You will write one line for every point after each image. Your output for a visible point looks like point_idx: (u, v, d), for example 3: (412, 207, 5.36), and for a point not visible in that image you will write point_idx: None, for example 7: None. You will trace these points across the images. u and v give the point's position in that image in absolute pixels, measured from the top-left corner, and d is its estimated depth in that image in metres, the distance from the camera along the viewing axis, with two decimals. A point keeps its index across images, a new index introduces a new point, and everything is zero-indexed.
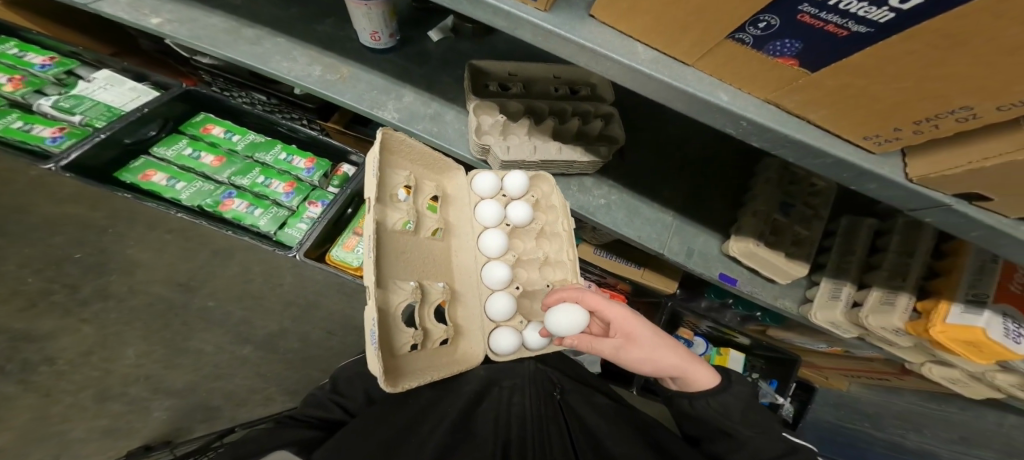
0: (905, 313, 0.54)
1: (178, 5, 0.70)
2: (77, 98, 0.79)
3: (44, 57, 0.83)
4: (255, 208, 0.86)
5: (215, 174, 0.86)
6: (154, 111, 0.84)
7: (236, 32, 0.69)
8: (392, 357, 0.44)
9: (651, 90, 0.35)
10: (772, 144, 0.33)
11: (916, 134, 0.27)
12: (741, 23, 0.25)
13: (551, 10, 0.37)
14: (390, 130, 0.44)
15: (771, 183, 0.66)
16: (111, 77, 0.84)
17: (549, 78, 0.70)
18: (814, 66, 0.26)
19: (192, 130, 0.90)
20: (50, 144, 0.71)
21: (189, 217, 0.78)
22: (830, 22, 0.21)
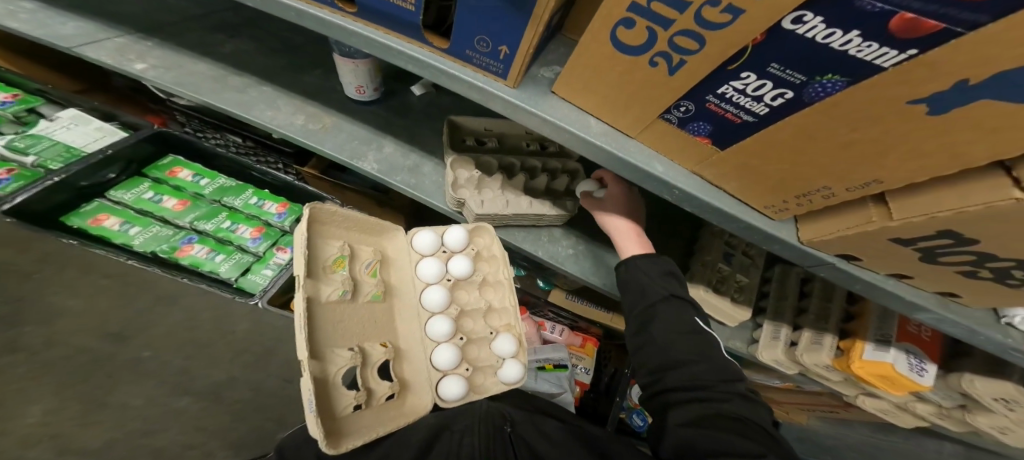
0: (831, 351, 0.61)
1: (164, 51, 0.73)
2: (35, 138, 0.75)
3: (7, 94, 0.80)
4: (217, 254, 0.81)
5: (177, 219, 0.81)
6: (120, 154, 0.79)
7: (222, 80, 0.72)
8: (331, 419, 0.47)
9: (602, 158, 0.40)
10: (700, 208, 0.39)
11: (799, 206, 0.34)
12: (668, 105, 0.32)
13: (519, 86, 0.43)
14: (318, 205, 0.48)
15: (717, 235, 0.73)
16: (79, 117, 0.81)
17: (521, 134, 0.78)
18: (722, 144, 0.33)
19: (157, 173, 0.87)
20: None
21: (141, 264, 0.72)
22: (729, 111, 0.29)
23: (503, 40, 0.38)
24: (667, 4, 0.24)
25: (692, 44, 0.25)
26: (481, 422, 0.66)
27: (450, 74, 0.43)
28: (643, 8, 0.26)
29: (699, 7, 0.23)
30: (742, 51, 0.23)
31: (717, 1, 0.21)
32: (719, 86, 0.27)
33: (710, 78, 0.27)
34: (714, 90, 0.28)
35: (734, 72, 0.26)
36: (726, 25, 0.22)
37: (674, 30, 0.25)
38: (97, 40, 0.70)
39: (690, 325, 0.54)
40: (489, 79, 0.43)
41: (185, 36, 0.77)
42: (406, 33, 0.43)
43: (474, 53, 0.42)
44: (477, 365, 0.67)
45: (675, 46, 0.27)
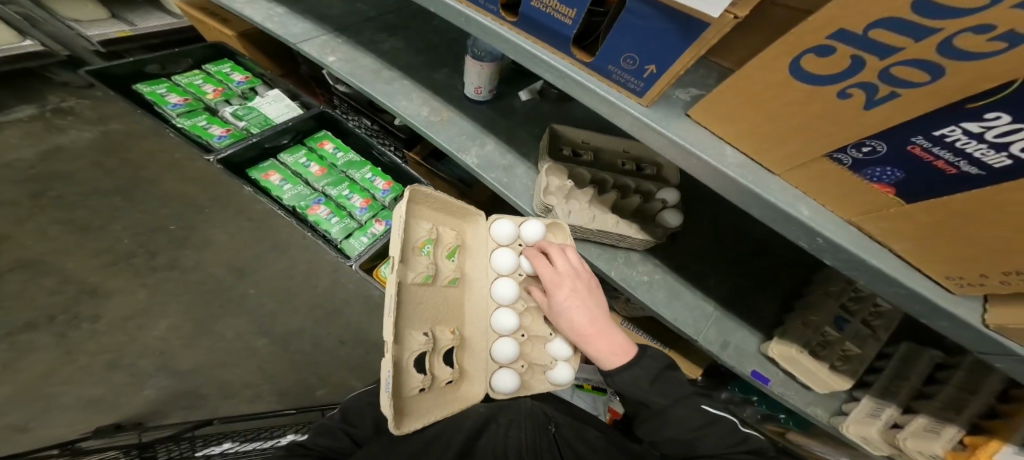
0: (948, 443, 0.52)
1: (349, 47, 0.91)
2: (249, 109, 1.05)
3: (242, 76, 1.13)
4: (334, 216, 0.95)
5: (314, 182, 0.99)
6: (294, 126, 1.03)
7: (378, 73, 0.87)
8: (401, 399, 0.51)
9: (730, 191, 0.38)
10: (845, 263, 0.34)
11: (1002, 284, 0.27)
12: (845, 143, 0.27)
13: (651, 106, 0.42)
14: (418, 187, 0.54)
15: (830, 295, 0.67)
16: (277, 96, 1.09)
17: (618, 152, 0.78)
18: (910, 197, 0.28)
19: (312, 143, 1.06)
20: (217, 141, 0.96)
21: (286, 216, 0.91)
22: (941, 157, 0.24)
23: (652, 60, 0.37)
24: (894, 30, 0.20)
25: (923, 75, 0.20)
26: (528, 417, 0.68)
27: (586, 87, 0.44)
28: (855, 35, 0.22)
29: (951, 34, 0.18)
30: (1004, 87, 0.18)
31: (991, 26, 0.16)
32: (941, 126, 0.22)
33: (934, 114, 0.22)
34: (930, 130, 0.23)
35: (974, 112, 0.20)
36: (995, 54, 0.17)
37: (895, 60, 0.21)
38: (311, 37, 0.91)
39: (702, 418, 0.51)
40: (623, 95, 0.43)
41: (362, 35, 0.95)
42: (553, 43, 0.46)
43: (615, 68, 0.42)
44: (531, 362, 0.67)
45: (890, 77, 0.22)
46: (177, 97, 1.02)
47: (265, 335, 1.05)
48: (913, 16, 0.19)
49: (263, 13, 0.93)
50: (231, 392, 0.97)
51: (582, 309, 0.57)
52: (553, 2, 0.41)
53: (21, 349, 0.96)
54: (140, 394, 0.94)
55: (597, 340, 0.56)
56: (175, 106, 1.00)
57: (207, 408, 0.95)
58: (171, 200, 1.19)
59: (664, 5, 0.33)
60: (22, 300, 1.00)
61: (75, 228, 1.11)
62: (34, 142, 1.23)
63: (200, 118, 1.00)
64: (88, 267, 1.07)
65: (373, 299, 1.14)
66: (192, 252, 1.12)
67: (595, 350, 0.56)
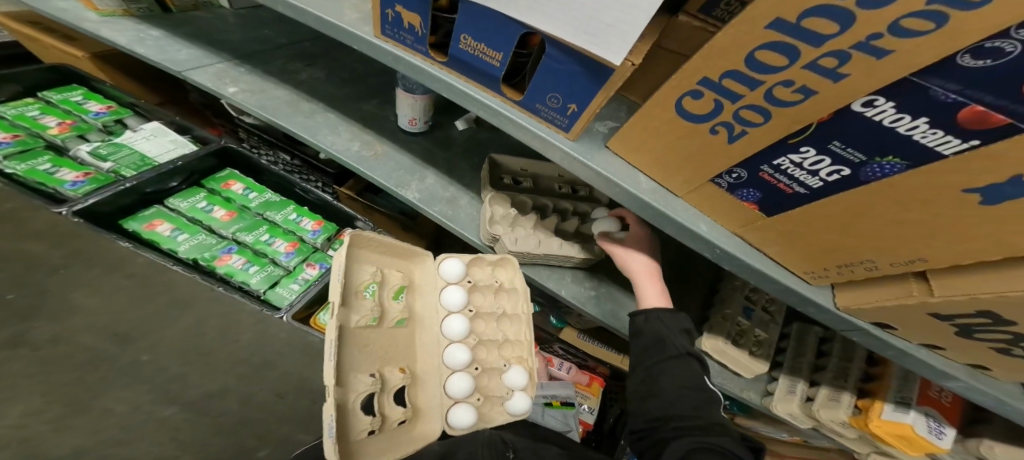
0: (848, 409, 0.63)
1: (253, 77, 0.85)
2: (117, 146, 0.88)
3: (102, 105, 0.96)
4: (251, 265, 0.86)
5: (221, 229, 0.89)
6: (186, 165, 0.91)
7: (295, 105, 0.82)
8: (346, 444, 0.47)
9: (647, 214, 0.41)
10: (740, 269, 0.38)
11: (840, 274, 0.33)
12: (718, 171, 0.32)
13: (577, 139, 0.46)
14: (359, 231, 0.52)
15: (736, 289, 0.76)
16: (156, 130, 0.95)
17: (554, 177, 0.83)
18: (771, 211, 0.32)
19: (213, 184, 0.96)
20: (69, 188, 0.75)
21: (184, 271, 0.77)
22: (782, 181, 0.28)
23: (573, 99, 0.41)
24: (738, 81, 0.24)
25: (758, 117, 0.25)
26: (486, 448, 0.64)
27: (519, 124, 0.48)
28: (713, 83, 0.26)
29: (770, 86, 0.23)
30: (807, 127, 0.23)
31: (791, 81, 0.22)
32: (776, 157, 0.27)
33: (770, 148, 0.27)
34: (770, 160, 0.28)
35: (794, 146, 0.25)
36: (797, 103, 0.22)
37: (740, 104, 0.25)
38: (203, 64, 0.82)
39: (697, 381, 0.54)
40: (552, 130, 0.47)
41: (272, 63, 0.90)
42: (484, 83, 0.49)
43: (542, 106, 0.45)
44: (488, 394, 0.66)
45: (739, 119, 0.26)
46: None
47: None
48: (746, 70, 0.24)
49: (130, 35, 0.80)
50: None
51: (646, 257, 0.64)
52: (481, 46, 0.45)
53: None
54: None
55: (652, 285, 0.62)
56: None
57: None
58: None
59: (575, 53, 0.36)
60: None
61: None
62: None
63: (41, 160, 0.78)
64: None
65: None
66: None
67: (648, 291, 0.61)
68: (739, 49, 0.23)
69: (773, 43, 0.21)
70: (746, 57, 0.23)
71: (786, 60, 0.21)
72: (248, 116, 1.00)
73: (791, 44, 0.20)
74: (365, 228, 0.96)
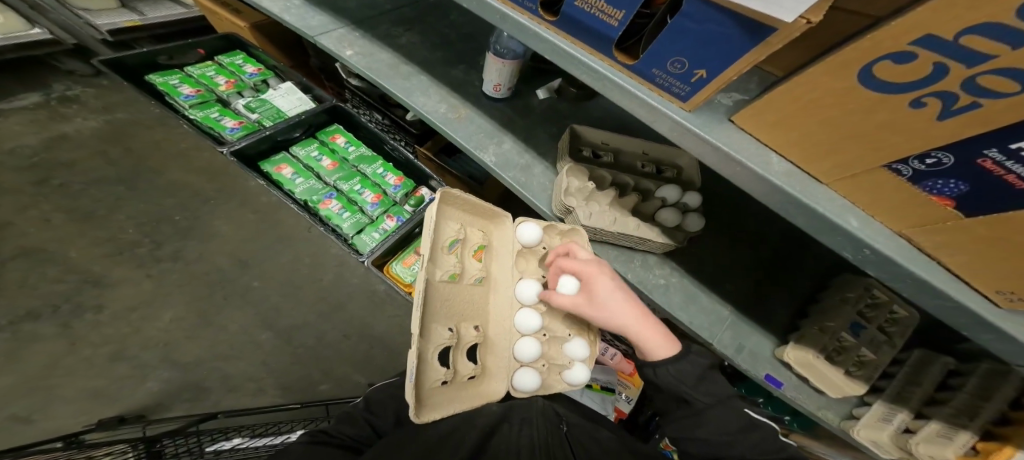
0: (960, 448, 0.52)
1: (366, 42, 0.89)
2: (262, 101, 1.03)
3: (255, 68, 1.11)
4: (345, 211, 0.95)
5: (326, 177, 0.98)
6: (307, 119, 1.03)
7: (397, 67, 0.85)
8: (422, 390, 0.53)
9: (775, 201, 0.37)
10: (890, 276, 0.33)
11: None
12: (907, 154, 0.27)
13: (693, 110, 0.42)
14: (450, 189, 0.56)
15: (847, 301, 0.67)
16: (290, 89, 1.08)
17: (638, 154, 0.78)
18: (970, 211, 0.26)
19: (324, 137, 1.05)
20: (229, 134, 0.95)
21: (297, 209, 0.90)
22: (1014, 172, 0.22)
23: (703, 64, 0.37)
24: (989, 37, 0.18)
25: (1012, 85, 0.19)
26: (542, 419, 0.63)
27: (628, 90, 0.45)
28: (945, 43, 0.20)
29: None
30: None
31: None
32: (1021, 138, 0.21)
33: (1017, 125, 0.20)
34: (1007, 142, 0.22)
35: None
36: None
37: (986, 68, 0.19)
38: (329, 30, 0.88)
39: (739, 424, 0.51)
40: (665, 99, 0.43)
41: (379, 29, 0.93)
42: (594, 45, 0.46)
43: (660, 72, 0.42)
44: (551, 362, 0.67)
45: (974, 86, 0.21)
46: (190, 89, 1.01)
47: (268, 328, 1.05)
48: (1010, 25, 0.17)
49: (281, 5, 0.90)
50: (235, 385, 0.97)
51: (622, 295, 0.56)
52: (600, 3, 0.42)
53: (24, 338, 0.94)
54: (140, 389, 0.94)
55: (648, 326, 0.56)
56: (188, 97, 0.98)
57: (210, 400, 0.95)
58: (175, 190, 1.17)
59: (736, 14, 0.32)
60: (25, 289, 0.99)
61: (80, 216, 1.09)
62: (36, 128, 1.21)
63: (212, 110, 0.98)
64: (91, 256, 1.05)
65: (378, 294, 1.14)
66: (198, 243, 1.11)
67: (648, 339, 0.55)
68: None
69: None
70: (1018, 8, 0.16)
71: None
72: (355, 78, 1.06)
73: None
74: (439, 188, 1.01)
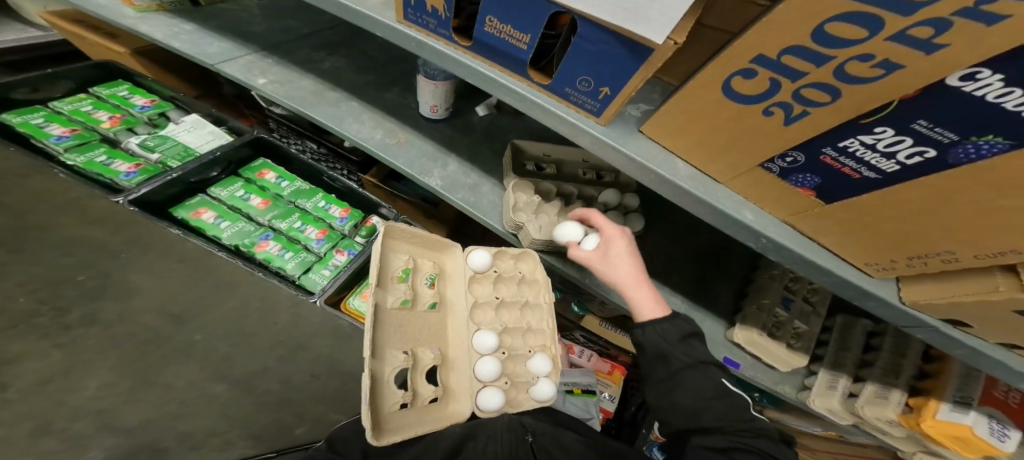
0: (897, 407, 0.58)
1: (281, 68, 0.87)
2: (162, 138, 0.97)
3: (146, 99, 1.05)
4: (286, 252, 0.91)
5: (258, 217, 0.94)
6: (224, 155, 0.99)
7: (321, 94, 0.84)
8: (381, 415, 0.50)
9: (685, 201, 0.39)
10: (788, 260, 0.36)
11: (909, 267, 0.30)
12: (771, 155, 0.29)
13: (608, 124, 0.45)
14: (393, 223, 0.57)
15: (775, 278, 0.71)
16: (196, 122, 1.03)
17: (578, 163, 0.81)
18: (829, 199, 0.30)
19: (248, 174, 1.02)
20: (124, 179, 0.87)
21: (227, 257, 0.85)
22: (847, 165, 0.26)
23: (605, 82, 0.40)
24: (801, 56, 0.22)
25: (825, 96, 0.22)
26: (507, 432, 0.63)
27: (546, 108, 0.47)
28: (771, 61, 0.23)
29: (843, 61, 0.20)
30: (886, 104, 0.20)
31: (871, 55, 0.18)
32: (844, 138, 0.24)
33: (834, 130, 0.24)
34: (835, 142, 0.25)
35: (867, 126, 0.22)
36: (878, 79, 0.19)
37: (804, 83, 0.22)
38: (233, 56, 0.85)
39: (717, 389, 0.51)
40: (581, 115, 0.46)
41: (296, 54, 0.91)
42: (512, 68, 0.48)
43: (573, 90, 0.44)
44: (515, 380, 0.67)
45: (800, 98, 0.24)
46: (61, 128, 0.89)
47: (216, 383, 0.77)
48: (814, 42, 0.20)
49: (164, 29, 0.84)
50: None
51: (631, 259, 0.59)
52: (508, 28, 0.44)
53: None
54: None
55: (642, 288, 0.58)
56: (59, 139, 0.87)
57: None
58: None
59: (615, 33, 0.34)
60: None
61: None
62: None
63: (97, 152, 0.89)
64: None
65: None
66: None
67: (641, 299, 0.57)
68: (806, 21, 0.20)
69: (852, 13, 0.18)
70: (814, 30, 0.20)
71: (866, 32, 0.18)
72: (277, 106, 1.05)
73: (872, 13, 0.17)
74: (390, 215, 1.01)
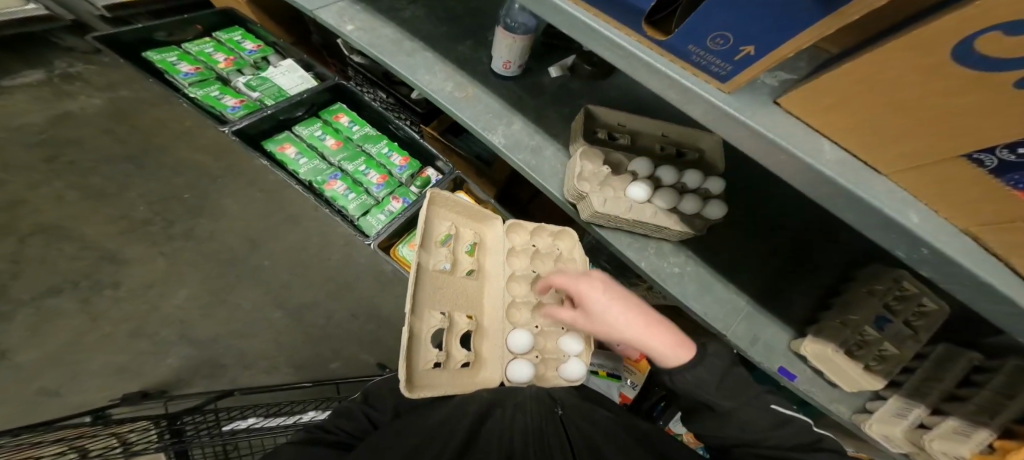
0: (977, 447, 0.51)
1: (367, 15, 0.83)
2: (262, 80, 1.01)
3: (254, 44, 1.08)
4: (351, 192, 0.93)
5: (330, 157, 0.96)
6: (309, 98, 1.00)
7: (399, 43, 0.81)
8: (416, 370, 0.54)
9: (823, 191, 0.34)
10: (946, 277, 0.31)
11: None
12: (995, 145, 0.23)
13: (733, 92, 0.39)
14: (437, 190, 0.60)
15: (873, 294, 0.63)
16: (290, 67, 1.04)
17: (656, 136, 0.74)
18: None
19: (327, 116, 1.03)
20: (229, 112, 0.92)
21: (303, 191, 0.89)
22: None
23: (750, 41, 0.32)
24: None
25: None
26: (535, 403, 0.57)
27: (657, 68, 0.42)
28: None
29: None
30: None
31: None
32: None
33: None
34: None
35: None
36: None
37: None
38: (328, 3, 0.83)
39: (774, 417, 0.49)
40: (700, 79, 0.40)
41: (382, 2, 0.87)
42: (620, 18, 0.42)
43: (697, 49, 0.37)
44: (544, 355, 0.69)
45: None
46: (188, 66, 0.98)
47: (282, 307, 1.05)
48: None
49: None
50: (249, 363, 1.00)
51: (619, 306, 0.53)
52: None
53: (48, 314, 0.95)
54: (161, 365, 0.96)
55: (659, 333, 0.52)
56: (186, 75, 0.96)
57: (228, 376, 0.97)
58: (183, 168, 1.14)
59: None
60: (43, 263, 0.99)
61: (92, 194, 1.07)
62: (43, 105, 1.17)
63: (212, 88, 0.96)
64: (110, 233, 1.04)
65: (385, 275, 1.13)
66: (209, 220, 1.10)
67: (659, 342, 0.51)
68: None
69: None
70: None
71: None
72: (357, 55, 1.03)
73: None
74: (445, 170, 1.00)
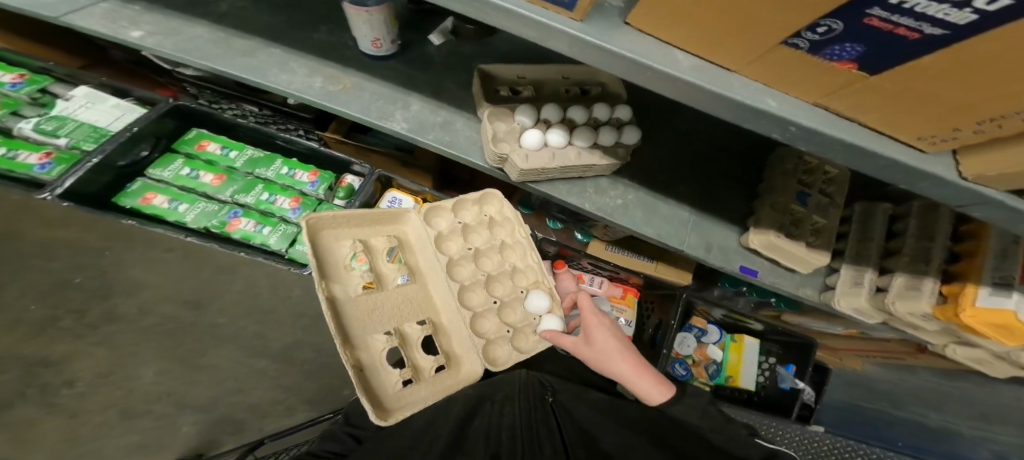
0: (931, 298, 0.52)
1: (155, 15, 0.72)
2: (59, 119, 0.81)
3: (15, 75, 0.84)
4: (263, 226, 0.84)
5: (217, 194, 0.85)
6: (145, 130, 0.85)
7: (225, 43, 0.72)
8: (382, 396, 0.54)
9: (693, 99, 0.32)
10: (821, 147, 0.31)
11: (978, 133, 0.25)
12: (796, 29, 0.22)
13: (586, 19, 0.33)
14: (315, 215, 0.53)
15: (789, 172, 0.62)
16: (89, 95, 0.85)
17: (559, 80, 0.69)
18: (875, 69, 0.23)
19: (186, 148, 0.89)
20: (39, 172, 0.74)
21: (199, 241, 0.78)
22: (902, 25, 0.18)
23: None
24: None
25: None
26: (523, 393, 0.75)
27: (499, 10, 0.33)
28: None
29: None
30: None
31: None
32: None
33: None
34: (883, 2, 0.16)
35: None
36: None
37: None
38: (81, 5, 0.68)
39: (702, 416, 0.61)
40: (552, 12, 0.32)
41: None
42: None
43: None
44: (516, 326, 0.67)
45: None
46: None
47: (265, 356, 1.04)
48: None
49: None
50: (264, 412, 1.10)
51: None
52: None
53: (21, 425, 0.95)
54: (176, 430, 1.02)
55: None
56: None
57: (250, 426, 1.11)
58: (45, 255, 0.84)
59: None
60: None
61: None
62: None
63: None
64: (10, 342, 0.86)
65: None
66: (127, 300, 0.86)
67: None
68: None
69: None
70: None
71: None
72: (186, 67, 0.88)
73: None
74: (365, 171, 0.93)
